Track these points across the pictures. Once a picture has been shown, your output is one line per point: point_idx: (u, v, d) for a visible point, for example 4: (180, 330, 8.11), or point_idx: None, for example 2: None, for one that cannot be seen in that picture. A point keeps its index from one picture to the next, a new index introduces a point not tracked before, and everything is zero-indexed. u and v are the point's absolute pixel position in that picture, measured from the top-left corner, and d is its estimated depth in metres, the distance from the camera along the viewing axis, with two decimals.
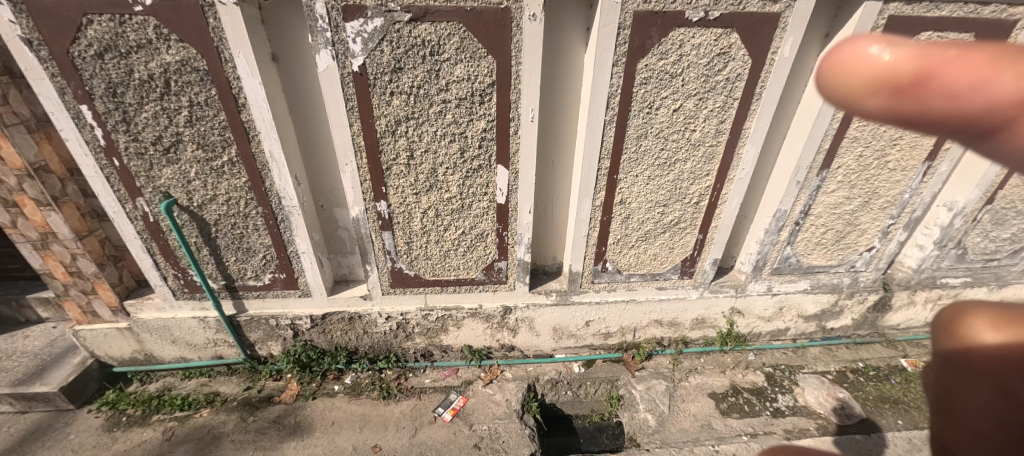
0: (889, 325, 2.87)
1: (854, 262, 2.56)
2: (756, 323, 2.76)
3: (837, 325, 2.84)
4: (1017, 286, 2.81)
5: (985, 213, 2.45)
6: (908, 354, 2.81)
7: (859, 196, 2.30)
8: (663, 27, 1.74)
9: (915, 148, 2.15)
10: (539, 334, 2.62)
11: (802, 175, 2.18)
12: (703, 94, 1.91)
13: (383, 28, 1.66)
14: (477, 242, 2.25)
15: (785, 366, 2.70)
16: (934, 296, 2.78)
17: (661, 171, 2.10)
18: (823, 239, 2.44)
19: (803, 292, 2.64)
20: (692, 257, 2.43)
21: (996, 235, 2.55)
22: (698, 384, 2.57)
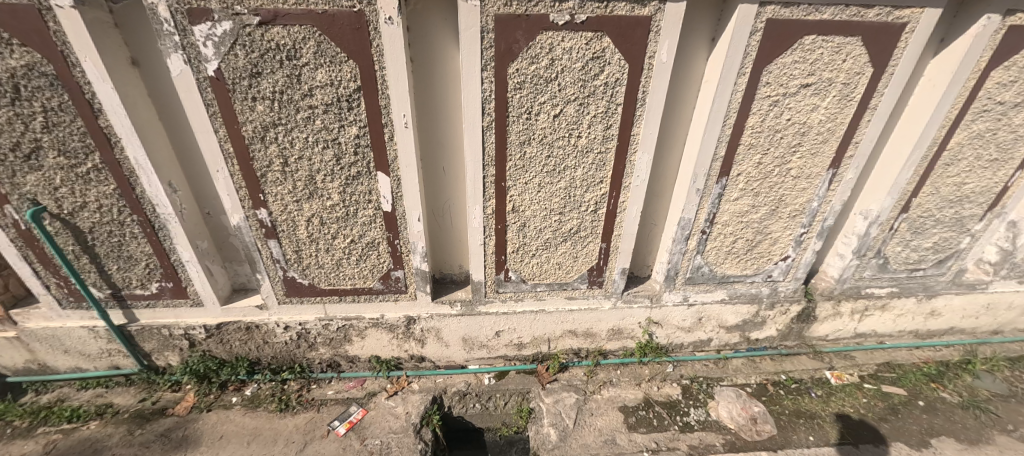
0: (816, 336, 2.80)
1: (771, 271, 2.49)
2: (676, 334, 2.68)
3: (762, 336, 2.76)
4: (947, 296, 2.73)
5: (901, 222, 2.37)
6: (833, 366, 2.73)
7: (765, 204, 2.23)
8: (529, 31, 1.69)
9: (816, 156, 2.10)
10: (448, 345, 2.55)
11: (701, 182, 2.12)
12: (582, 99, 1.85)
13: (234, 31, 1.61)
14: (369, 250, 2.19)
15: (703, 379, 2.62)
16: (860, 307, 2.70)
17: (551, 178, 2.04)
18: (734, 247, 2.37)
19: (721, 302, 2.57)
20: (599, 266, 2.36)
21: (917, 244, 2.47)
22: (610, 397, 2.49)
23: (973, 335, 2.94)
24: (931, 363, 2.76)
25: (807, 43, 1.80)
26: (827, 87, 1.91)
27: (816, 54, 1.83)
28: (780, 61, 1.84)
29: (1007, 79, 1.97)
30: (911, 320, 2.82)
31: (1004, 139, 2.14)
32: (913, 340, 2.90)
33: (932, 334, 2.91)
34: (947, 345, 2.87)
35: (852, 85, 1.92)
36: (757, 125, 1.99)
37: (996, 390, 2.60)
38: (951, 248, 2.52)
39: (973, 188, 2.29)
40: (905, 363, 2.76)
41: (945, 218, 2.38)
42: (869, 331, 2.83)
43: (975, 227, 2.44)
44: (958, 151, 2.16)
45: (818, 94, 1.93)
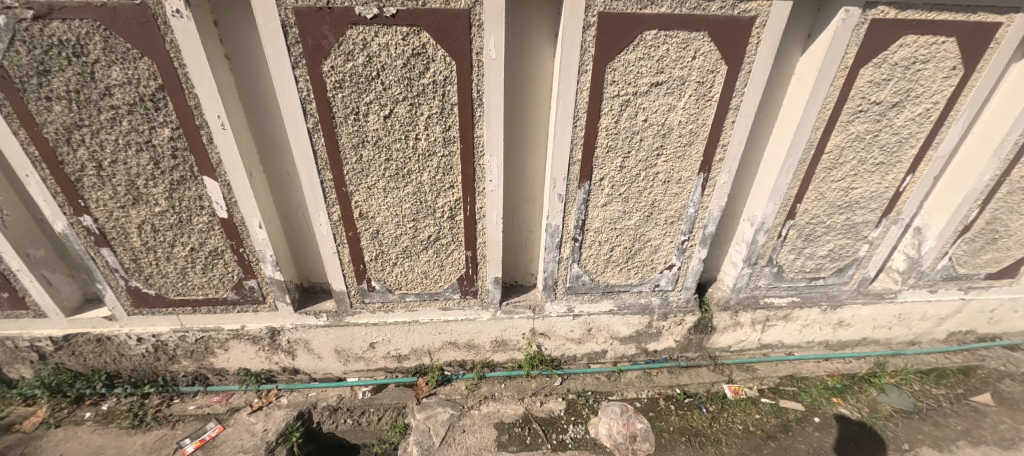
0: (717, 347, 2.67)
1: (657, 280, 2.36)
2: (567, 346, 2.55)
3: (660, 347, 2.63)
4: (854, 306, 2.60)
5: (789, 229, 2.25)
6: (733, 379, 2.60)
7: (637, 210, 2.11)
8: (336, 25, 1.57)
9: (684, 159, 1.97)
10: (321, 357, 2.42)
11: (562, 187, 2.00)
12: (412, 99, 1.74)
13: (9, 26, 1.48)
14: (214, 259, 2.07)
15: (592, 393, 2.48)
16: (761, 317, 2.58)
17: (396, 183, 1.93)
18: (612, 256, 2.25)
19: (609, 314, 2.45)
20: (468, 275, 2.24)
21: (810, 252, 2.35)
22: (488, 412, 2.36)
23: (887, 346, 2.81)
24: (837, 376, 2.62)
25: (649, 38, 1.68)
26: (680, 86, 1.79)
27: (661, 51, 1.71)
28: (623, 58, 1.71)
29: (880, 77, 1.84)
30: (818, 331, 2.69)
31: (886, 142, 2.02)
32: (824, 352, 2.77)
33: (844, 345, 2.78)
34: (858, 356, 2.74)
35: (708, 84, 1.79)
36: (611, 127, 1.86)
37: (901, 405, 2.47)
38: (849, 256, 2.39)
39: (862, 193, 2.16)
40: (810, 376, 2.62)
41: (836, 225, 2.26)
42: (774, 342, 2.71)
43: (871, 235, 2.32)
44: (838, 154, 2.03)
45: (672, 93, 1.80)
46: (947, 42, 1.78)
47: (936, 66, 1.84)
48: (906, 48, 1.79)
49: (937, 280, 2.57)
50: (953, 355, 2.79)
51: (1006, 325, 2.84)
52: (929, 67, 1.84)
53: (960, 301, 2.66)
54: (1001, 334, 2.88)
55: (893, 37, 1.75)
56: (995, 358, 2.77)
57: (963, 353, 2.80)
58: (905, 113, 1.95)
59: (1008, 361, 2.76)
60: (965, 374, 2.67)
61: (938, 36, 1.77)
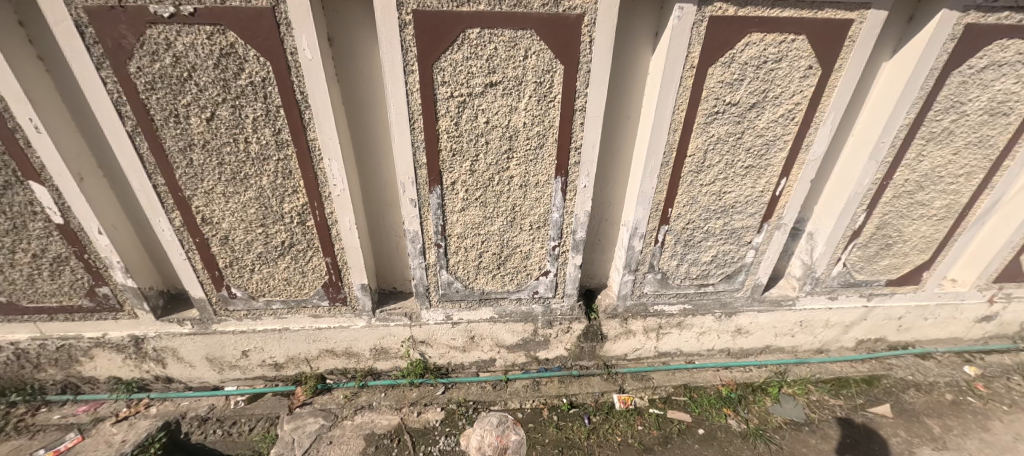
0: (612, 355, 2.60)
1: (535, 287, 2.29)
2: (452, 354, 2.48)
3: (551, 355, 2.56)
4: (749, 314, 2.52)
5: (665, 234, 2.17)
6: (625, 389, 2.52)
7: (499, 216, 2.04)
8: (134, 25, 1.49)
9: (537, 162, 1.90)
10: (192, 365, 2.36)
11: (412, 192, 1.93)
12: (233, 101, 1.67)
13: None
14: (61, 266, 2.02)
15: (473, 403, 2.40)
16: (652, 325, 2.50)
17: (235, 187, 1.86)
18: (482, 262, 2.18)
19: (490, 321, 2.37)
20: (333, 282, 2.17)
21: (693, 258, 2.27)
22: (360, 423, 2.28)
23: (793, 354, 2.73)
24: (735, 386, 2.53)
25: (474, 37, 1.61)
26: (518, 87, 1.73)
27: (489, 50, 1.64)
28: (450, 57, 1.65)
29: (731, 77, 1.77)
30: (716, 339, 2.61)
31: (751, 144, 1.94)
32: (725, 360, 2.68)
33: (746, 353, 2.70)
34: (759, 365, 2.65)
35: (547, 84, 1.73)
36: (451, 129, 1.80)
37: (793, 416, 2.38)
38: (735, 262, 2.32)
39: (736, 196, 2.09)
40: (706, 386, 2.53)
41: (714, 230, 2.19)
42: (672, 350, 2.63)
43: (755, 240, 2.24)
44: (701, 158, 1.96)
45: (510, 94, 1.74)
46: (796, 40, 1.71)
47: (791, 65, 1.77)
48: (754, 46, 1.71)
49: (835, 287, 2.48)
50: (861, 364, 2.70)
51: (918, 333, 2.75)
52: (783, 67, 1.77)
53: (863, 308, 2.58)
54: (914, 342, 2.79)
55: (737, 36, 1.68)
56: (903, 368, 2.68)
57: (871, 362, 2.72)
58: (767, 114, 1.88)
59: (915, 370, 2.67)
60: (868, 384, 2.58)
61: (786, 34, 1.69)
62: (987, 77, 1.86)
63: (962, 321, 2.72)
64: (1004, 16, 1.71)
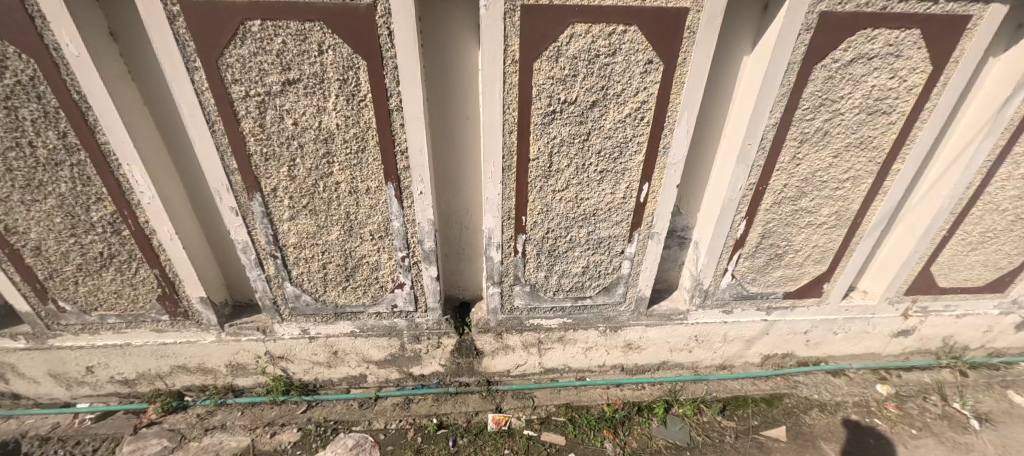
0: (493, 372, 2.43)
1: (393, 300, 2.13)
2: (316, 370, 2.32)
3: (427, 372, 2.39)
4: (638, 328, 2.34)
5: (524, 244, 2.00)
6: (503, 408, 2.34)
7: (334, 225, 1.88)
8: None
9: (362, 167, 1.75)
10: (38, 381, 2.23)
11: (229, 200, 1.78)
12: (4, 102, 1.51)
13: None
14: None
15: (334, 423, 2.24)
16: (532, 340, 2.33)
17: (33, 195, 1.72)
18: (328, 274, 2.02)
19: (351, 336, 2.22)
20: (169, 295, 2.03)
21: (562, 269, 2.10)
22: (206, 445, 2.14)
23: (692, 370, 2.54)
24: (622, 405, 2.35)
25: (257, 29, 1.46)
26: (321, 85, 1.57)
27: (278, 44, 1.49)
28: (235, 52, 1.50)
29: (562, 73, 1.60)
30: (606, 354, 2.43)
31: (601, 147, 1.77)
32: (619, 376, 2.50)
33: (642, 369, 2.52)
34: (653, 383, 2.47)
35: (352, 82, 1.57)
36: (257, 132, 1.65)
37: (676, 440, 2.19)
38: (611, 273, 2.14)
39: (596, 203, 1.92)
40: (590, 405, 2.36)
41: (579, 240, 2.02)
42: (559, 366, 2.45)
43: (627, 250, 2.07)
44: (547, 162, 1.79)
45: (313, 93, 1.58)
46: (628, 32, 1.54)
47: (627, 59, 1.60)
48: (580, 38, 1.55)
49: (728, 299, 2.30)
50: (765, 381, 2.52)
51: (829, 348, 2.56)
52: (619, 61, 1.60)
53: (763, 322, 2.40)
54: (827, 358, 2.60)
55: (557, 27, 1.51)
56: (809, 386, 2.49)
57: (777, 379, 2.53)
58: (611, 114, 1.70)
59: (823, 388, 2.48)
60: (768, 404, 2.39)
61: (614, 25, 1.52)
62: (857, 72, 1.68)
63: (876, 335, 2.52)
64: (863, 2, 1.52)
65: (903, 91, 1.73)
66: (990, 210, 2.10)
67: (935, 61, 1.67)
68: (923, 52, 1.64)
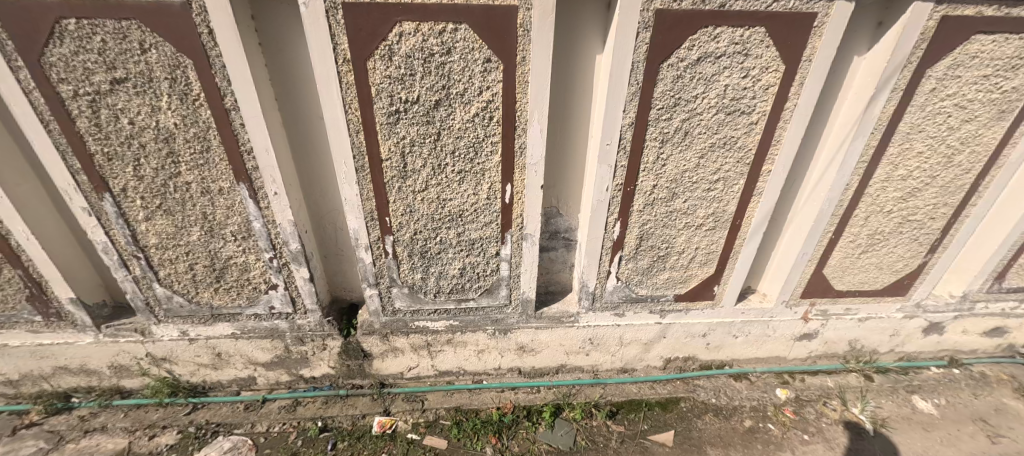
0: (385, 374, 2.40)
1: (269, 301, 2.10)
2: (202, 372, 2.30)
3: (317, 374, 2.36)
4: (528, 331, 2.31)
5: (394, 245, 1.97)
6: (391, 411, 2.30)
7: (193, 225, 1.86)
8: None
9: (210, 167, 1.73)
10: None
11: (80, 200, 1.76)
12: None
13: None
14: None
15: (216, 425, 2.21)
16: (420, 343, 2.30)
17: None
18: (198, 275, 2.00)
19: (232, 338, 2.19)
20: (39, 296, 2.02)
21: (439, 271, 2.07)
22: (81, 447, 2.11)
23: (592, 374, 2.51)
24: (512, 409, 2.31)
25: (72, 27, 1.42)
26: (152, 84, 1.55)
27: (98, 42, 1.46)
28: (56, 51, 1.46)
29: (398, 72, 1.58)
30: (500, 357, 2.40)
31: (455, 147, 1.75)
32: (515, 380, 2.47)
33: (540, 372, 2.48)
34: (549, 386, 2.43)
35: (183, 81, 1.55)
36: (95, 132, 1.63)
37: (560, 445, 2.14)
38: (490, 275, 2.11)
39: (460, 204, 1.89)
40: (480, 408, 2.32)
41: (450, 241, 1.98)
42: (454, 369, 2.42)
43: (502, 252, 2.04)
44: (402, 162, 1.77)
45: (145, 92, 1.56)
46: (459, 30, 1.52)
47: (464, 57, 1.57)
48: (411, 37, 1.52)
49: (618, 302, 2.27)
50: (665, 385, 2.47)
51: (731, 352, 2.52)
52: (456, 60, 1.57)
53: (658, 325, 2.36)
54: (731, 362, 2.56)
55: (385, 25, 1.49)
56: (708, 390, 2.45)
57: (677, 383, 2.49)
58: (459, 113, 1.68)
59: (722, 392, 2.44)
60: (662, 408, 2.35)
61: (443, 23, 1.50)
62: (706, 71, 1.65)
63: (778, 339, 2.48)
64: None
65: (758, 91, 1.70)
66: (874, 211, 2.06)
67: (785, 60, 1.64)
68: (771, 50, 1.62)
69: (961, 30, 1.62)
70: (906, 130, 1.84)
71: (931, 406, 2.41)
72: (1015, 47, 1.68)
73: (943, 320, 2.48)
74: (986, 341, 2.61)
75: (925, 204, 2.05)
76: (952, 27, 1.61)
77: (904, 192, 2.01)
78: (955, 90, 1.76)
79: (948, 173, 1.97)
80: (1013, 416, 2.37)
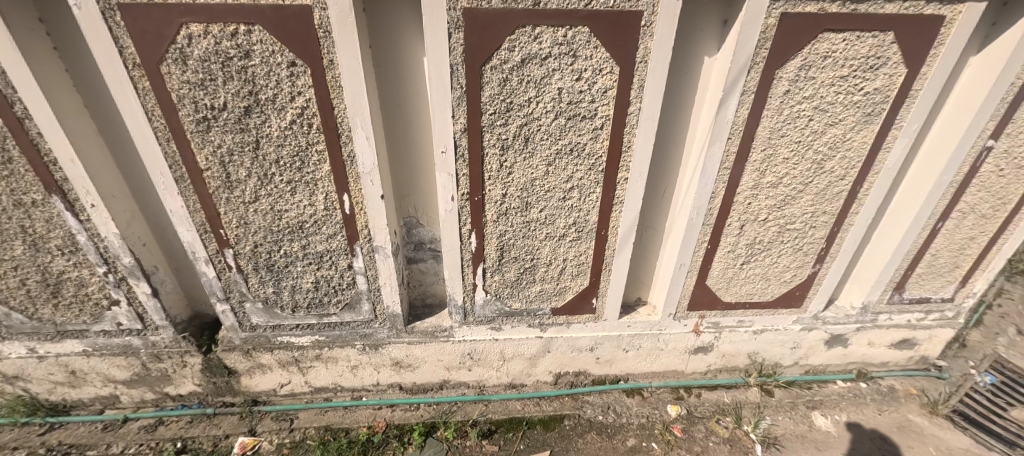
0: (256, 392, 2.29)
1: (115, 317, 2.00)
2: (61, 390, 2.20)
3: (184, 391, 2.26)
4: (401, 346, 2.20)
5: (235, 258, 1.87)
6: (257, 430, 2.20)
7: (14, 238, 1.76)
8: None
9: (16, 178, 1.62)
10: None
11: None
12: None
13: None
14: None
15: (68, 447, 2.11)
16: (286, 359, 2.19)
17: None
18: (34, 290, 1.90)
19: (84, 355, 2.09)
20: None
21: (291, 285, 1.97)
22: None
23: (478, 390, 2.40)
24: (384, 428, 2.19)
25: None
26: None
27: None
28: None
29: (197, 77, 1.48)
30: (376, 373, 2.29)
31: (279, 156, 1.65)
32: (396, 396, 2.36)
33: (422, 388, 2.37)
34: (429, 403, 2.32)
35: None
36: None
37: None
38: (347, 289, 2.00)
39: (298, 216, 1.78)
40: (350, 427, 2.20)
41: (296, 254, 1.88)
42: (329, 386, 2.31)
43: (355, 265, 1.93)
44: (224, 171, 1.67)
45: None
46: (253, 31, 1.41)
47: (265, 61, 1.47)
48: (202, 39, 1.42)
49: (492, 316, 2.16)
50: (552, 401, 2.36)
51: (624, 366, 2.41)
52: (258, 64, 1.48)
53: (540, 340, 2.24)
54: (626, 376, 2.45)
55: (169, 27, 1.38)
56: (597, 406, 2.34)
57: (566, 399, 2.37)
58: (274, 120, 1.58)
59: (612, 409, 2.33)
60: (544, 427, 2.23)
61: (235, 25, 1.40)
62: (534, 73, 1.54)
63: (672, 352, 2.37)
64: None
65: (596, 94, 1.60)
66: (749, 220, 1.95)
67: (617, 61, 1.54)
68: (600, 51, 1.51)
69: (804, 28, 1.51)
70: (766, 135, 1.74)
71: (830, 423, 2.29)
72: (869, 46, 1.56)
73: (845, 332, 2.36)
74: (895, 354, 2.49)
75: (801, 212, 1.94)
76: (793, 24, 1.50)
77: (777, 200, 1.90)
78: (811, 92, 1.65)
79: (820, 179, 1.86)
80: (915, 434, 2.25)
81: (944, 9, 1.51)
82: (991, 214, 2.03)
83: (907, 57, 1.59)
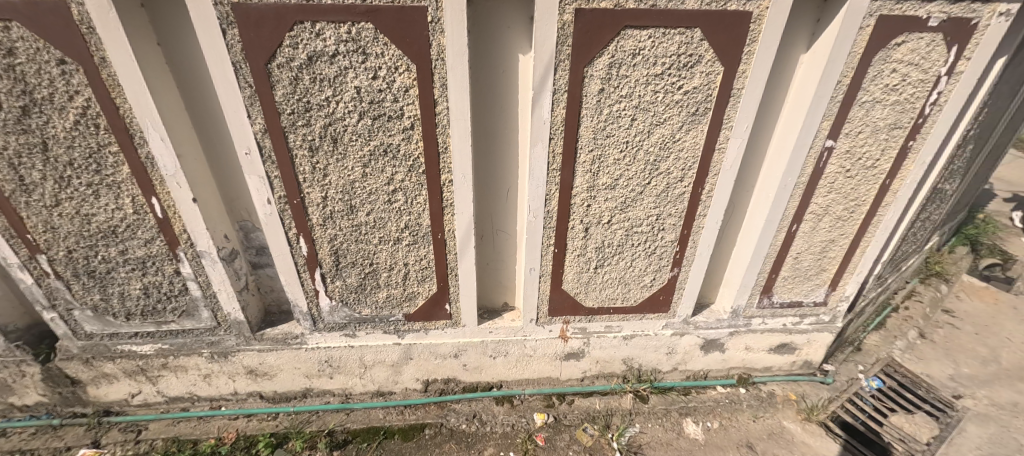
0: (107, 401, 2.21)
1: None
2: None
3: (29, 402, 2.18)
4: (251, 354, 2.13)
5: (52, 264, 1.80)
6: (102, 442, 2.12)
7: None
8: None
9: None
10: None
11: None
12: None
13: None
14: None
15: None
16: (131, 368, 2.11)
17: None
18: None
19: None
20: None
21: (119, 292, 1.90)
22: None
23: (343, 398, 2.33)
24: (232, 439, 2.12)
25: None
26: None
27: None
28: None
29: None
30: (232, 382, 2.22)
31: (72, 158, 1.57)
32: (256, 405, 2.29)
33: (284, 397, 2.31)
34: (288, 412, 2.25)
35: None
36: None
37: None
38: (181, 295, 1.94)
39: (109, 220, 1.71)
40: (198, 439, 2.13)
41: (116, 259, 1.81)
42: (184, 395, 2.24)
43: (183, 270, 1.87)
44: (16, 174, 1.59)
45: None
46: (12, 28, 1.34)
47: (32, 59, 1.39)
48: None
49: (343, 323, 2.10)
50: (418, 409, 2.30)
51: (495, 373, 2.35)
52: (25, 62, 1.40)
53: (399, 346, 2.17)
54: (499, 383, 2.40)
55: None
56: (463, 415, 2.27)
57: (433, 408, 2.31)
58: (58, 121, 1.50)
59: (478, 417, 2.26)
60: (402, 436, 2.16)
61: None
62: (325, 72, 1.47)
63: (541, 358, 2.31)
64: None
65: (398, 93, 1.53)
66: (592, 224, 1.89)
67: (413, 59, 1.47)
68: (391, 48, 1.44)
69: (606, 24, 1.44)
70: (590, 136, 1.67)
71: (700, 431, 2.23)
72: (679, 43, 1.50)
73: (719, 337, 2.31)
74: (776, 358, 2.44)
75: (646, 215, 1.88)
76: (593, 20, 1.43)
77: (617, 202, 1.84)
78: (628, 90, 1.58)
79: (658, 180, 1.80)
80: (784, 441, 2.19)
81: (750, 5, 1.44)
82: (848, 216, 1.97)
83: (723, 55, 1.53)
